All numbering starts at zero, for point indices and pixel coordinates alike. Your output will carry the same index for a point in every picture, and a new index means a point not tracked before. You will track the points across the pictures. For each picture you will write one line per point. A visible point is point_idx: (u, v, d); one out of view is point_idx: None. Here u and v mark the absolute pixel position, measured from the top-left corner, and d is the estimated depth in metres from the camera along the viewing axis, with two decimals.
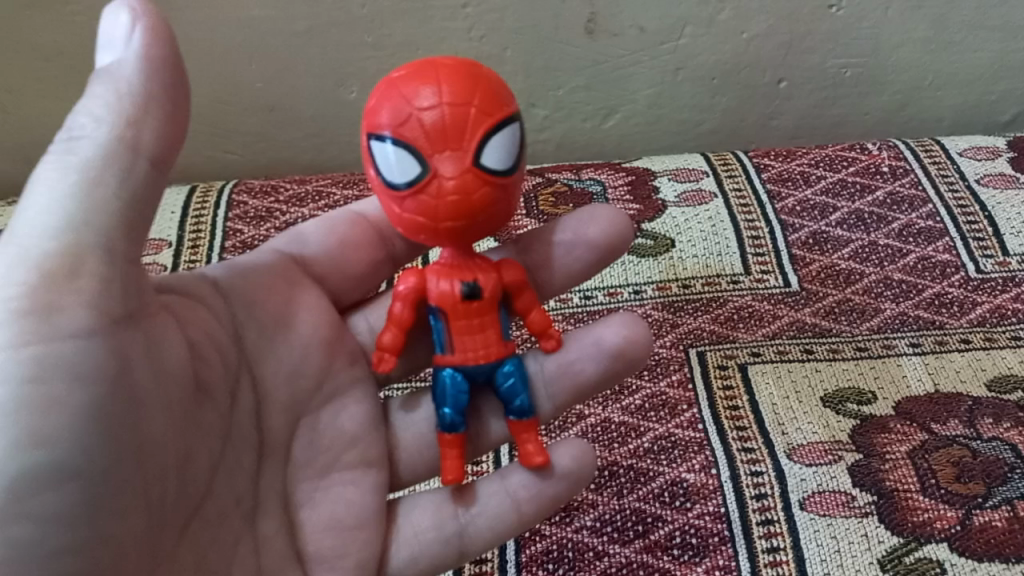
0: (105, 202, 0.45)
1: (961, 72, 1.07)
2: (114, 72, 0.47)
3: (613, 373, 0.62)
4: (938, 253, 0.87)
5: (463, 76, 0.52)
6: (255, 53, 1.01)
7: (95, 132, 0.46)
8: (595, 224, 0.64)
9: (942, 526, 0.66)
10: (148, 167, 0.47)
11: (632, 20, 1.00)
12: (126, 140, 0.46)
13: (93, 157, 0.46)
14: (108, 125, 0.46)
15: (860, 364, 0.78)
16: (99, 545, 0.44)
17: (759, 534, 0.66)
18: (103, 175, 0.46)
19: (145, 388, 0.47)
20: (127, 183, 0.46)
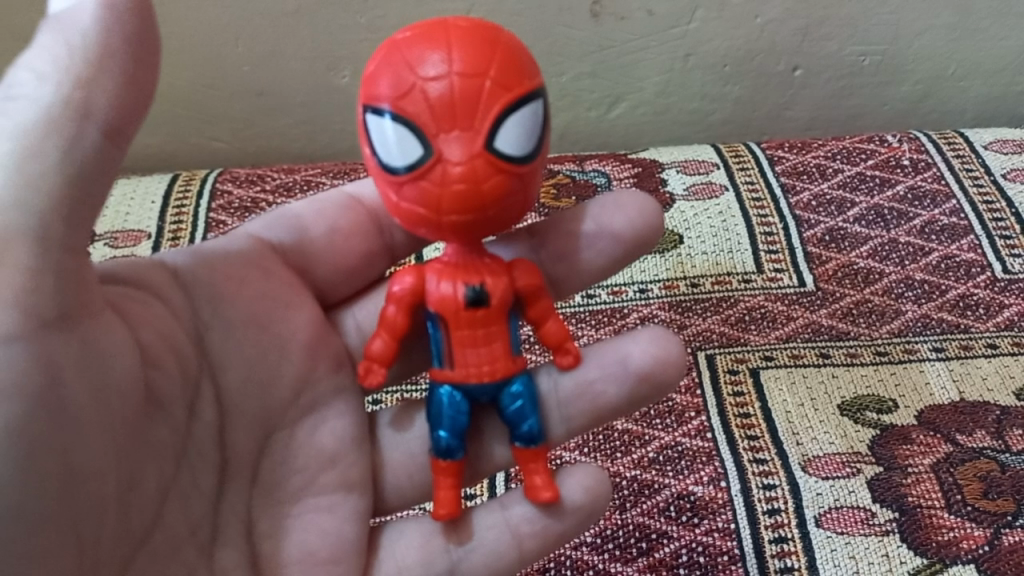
0: (45, 175, 0.41)
1: (987, 62, 1.02)
2: (66, 22, 0.43)
3: (637, 396, 0.57)
4: (962, 252, 0.82)
5: (479, 42, 0.47)
6: (243, 34, 0.97)
7: (35, 90, 0.42)
8: (622, 214, 0.59)
9: (969, 546, 0.61)
10: (97, 135, 0.43)
11: (640, 3, 0.95)
12: (74, 104, 0.42)
13: (33, 120, 0.41)
14: (52, 84, 0.42)
15: (880, 369, 0.73)
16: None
17: (771, 552, 0.61)
18: (45, 145, 0.41)
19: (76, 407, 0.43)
20: (73, 153, 0.42)
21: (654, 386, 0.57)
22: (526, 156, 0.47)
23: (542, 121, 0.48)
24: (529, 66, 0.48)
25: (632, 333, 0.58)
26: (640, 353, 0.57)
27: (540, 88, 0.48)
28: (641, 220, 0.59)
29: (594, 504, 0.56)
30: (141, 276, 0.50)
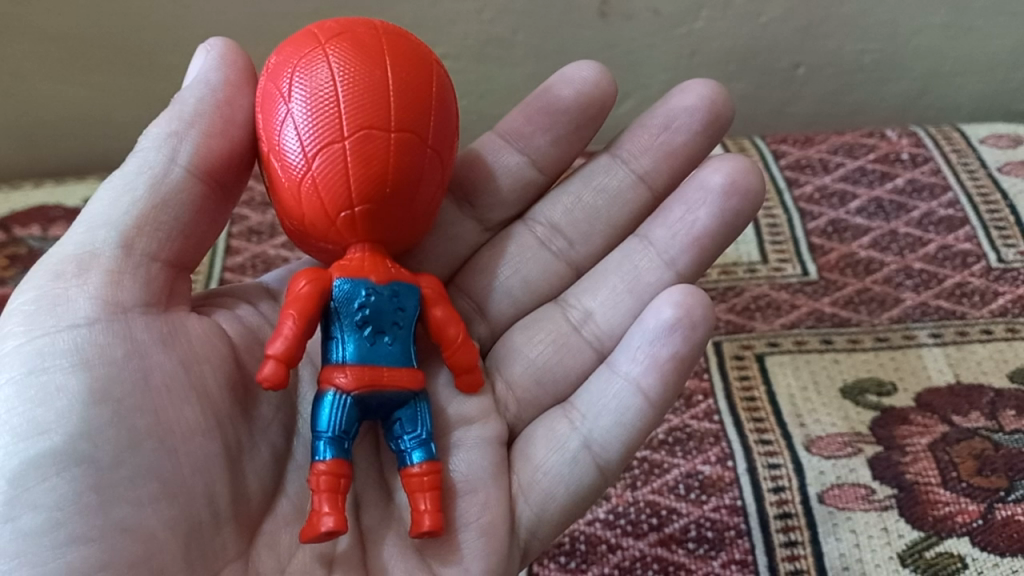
0: (149, 205, 0.52)
1: (982, 59, 1.05)
2: (181, 100, 0.55)
3: (725, 212, 0.62)
4: (959, 242, 0.85)
5: (350, 38, 0.54)
6: (263, 35, 1.01)
7: (146, 159, 0.54)
8: (697, 90, 0.66)
9: (963, 520, 0.64)
10: (194, 181, 0.54)
11: (646, 3, 0.99)
12: (170, 157, 0.53)
13: (145, 182, 0.53)
14: (165, 144, 0.54)
15: (880, 354, 0.77)
16: (118, 534, 0.46)
17: (777, 527, 0.65)
18: (151, 187, 0.53)
19: (161, 378, 0.50)
20: (166, 192, 0.53)
21: (743, 202, 0.62)
22: (297, 149, 0.52)
23: (351, 91, 0.52)
24: (396, 92, 0.52)
25: (705, 162, 0.64)
26: (713, 169, 0.63)
27: (369, 76, 0.52)
28: (591, 73, 0.66)
29: (706, 332, 0.57)
30: (237, 289, 0.61)
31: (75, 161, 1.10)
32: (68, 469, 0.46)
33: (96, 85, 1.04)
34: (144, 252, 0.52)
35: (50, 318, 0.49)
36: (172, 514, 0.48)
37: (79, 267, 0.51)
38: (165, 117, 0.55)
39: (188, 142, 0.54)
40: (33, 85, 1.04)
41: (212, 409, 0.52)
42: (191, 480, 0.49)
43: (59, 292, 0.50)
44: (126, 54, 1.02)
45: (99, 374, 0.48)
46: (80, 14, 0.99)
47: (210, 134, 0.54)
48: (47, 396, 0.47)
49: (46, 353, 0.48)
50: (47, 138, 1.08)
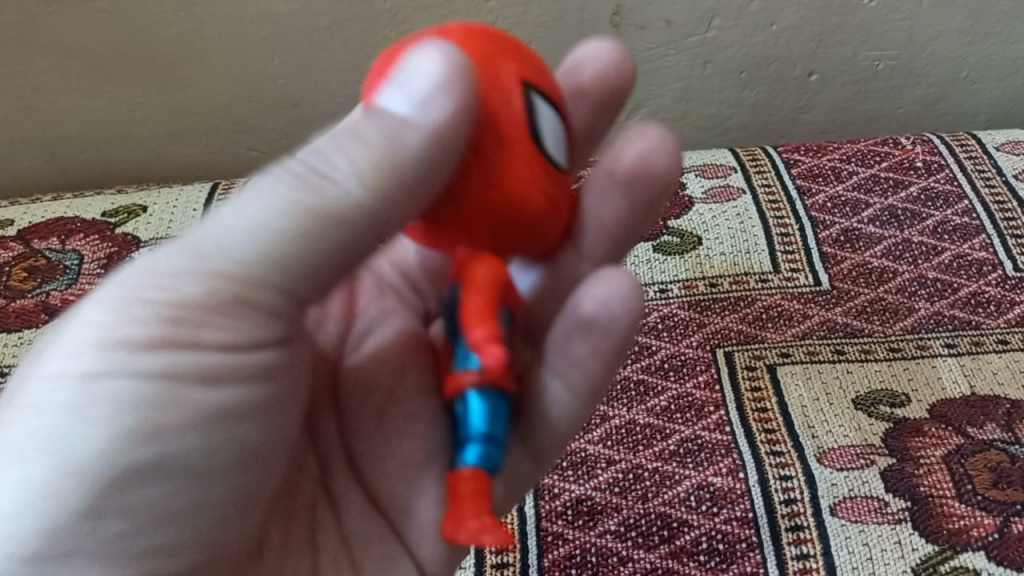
0: (309, 254, 0.42)
1: (999, 64, 1.04)
2: (311, 175, 0.42)
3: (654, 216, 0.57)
4: (974, 251, 0.85)
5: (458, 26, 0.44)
6: (279, 48, 1.01)
7: (342, 178, 0.41)
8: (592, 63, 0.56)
9: (978, 533, 0.63)
10: (362, 237, 0.43)
11: (659, 13, 0.99)
12: (368, 207, 0.42)
13: (331, 205, 0.41)
14: (359, 177, 0.41)
15: (893, 365, 0.76)
16: (204, 549, 0.46)
17: (788, 540, 0.64)
18: (324, 230, 0.41)
19: (270, 422, 0.47)
20: (338, 245, 0.42)
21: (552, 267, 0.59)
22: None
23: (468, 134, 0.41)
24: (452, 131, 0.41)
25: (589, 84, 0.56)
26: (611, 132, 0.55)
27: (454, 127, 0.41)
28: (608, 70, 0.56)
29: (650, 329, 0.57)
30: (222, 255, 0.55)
31: (93, 173, 1.11)
32: (161, 492, 0.42)
33: (114, 99, 1.06)
34: (269, 301, 0.43)
35: (165, 341, 0.41)
36: (251, 518, 0.49)
37: (227, 304, 0.42)
38: (356, 140, 0.41)
39: (363, 195, 0.41)
40: (51, 98, 1.06)
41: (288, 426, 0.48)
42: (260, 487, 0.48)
43: (177, 321, 0.41)
44: (142, 67, 1.03)
45: (219, 399, 0.43)
46: (97, 28, 1.01)
47: (400, 198, 0.41)
48: (167, 426, 0.41)
49: (169, 378, 0.41)
50: (66, 150, 1.10)
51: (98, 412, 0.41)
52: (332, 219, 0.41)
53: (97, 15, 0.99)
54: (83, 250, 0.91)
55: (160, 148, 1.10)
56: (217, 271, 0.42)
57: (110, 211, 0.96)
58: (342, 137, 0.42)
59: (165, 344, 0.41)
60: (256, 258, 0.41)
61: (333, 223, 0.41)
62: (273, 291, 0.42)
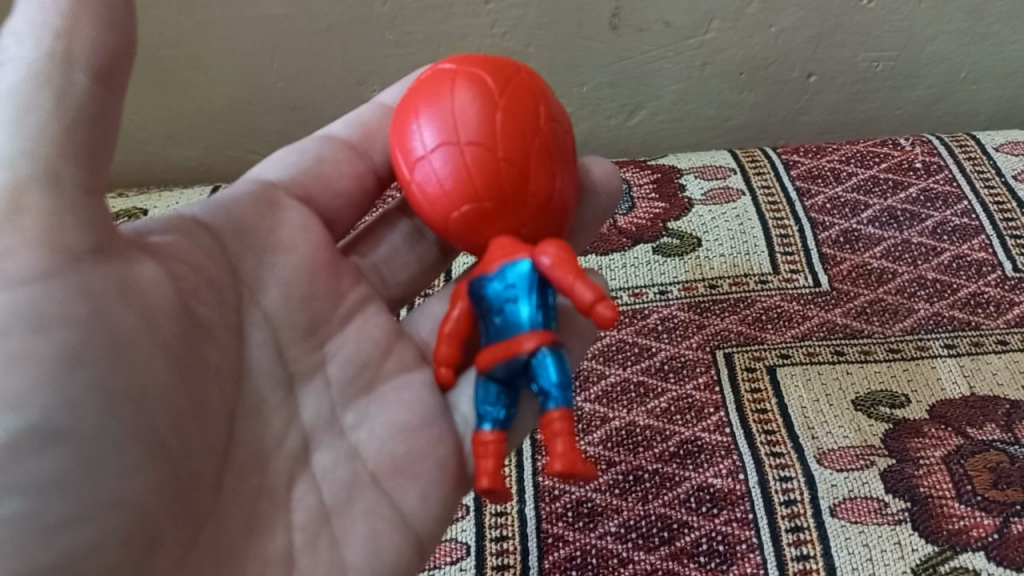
0: (37, 128, 0.45)
1: (998, 65, 1.04)
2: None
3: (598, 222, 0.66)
4: (973, 252, 0.85)
5: (485, 64, 0.56)
6: (278, 51, 1.02)
7: (21, 52, 0.46)
8: None
9: (978, 534, 0.64)
10: (85, 82, 0.47)
11: (658, 15, 0.99)
12: (58, 54, 0.46)
13: (20, 77, 0.45)
14: (32, 43, 0.46)
15: (893, 365, 0.76)
16: (113, 509, 0.44)
17: (788, 541, 0.64)
18: (36, 99, 0.45)
19: (127, 335, 0.47)
20: (66, 104, 0.46)
21: None
22: (427, 144, 0.54)
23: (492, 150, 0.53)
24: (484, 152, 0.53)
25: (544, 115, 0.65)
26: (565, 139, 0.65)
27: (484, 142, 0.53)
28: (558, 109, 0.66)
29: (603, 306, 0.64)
30: (167, 222, 0.55)
31: None
32: (43, 456, 0.42)
33: None
34: (47, 199, 0.45)
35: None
36: (164, 477, 0.47)
37: (15, 198, 0.44)
38: (32, 9, 0.47)
39: (41, 47, 0.46)
40: None
41: (182, 367, 0.50)
42: (176, 436, 0.48)
43: (5, 207, 0.44)
44: (143, 71, 1.04)
45: (77, 285, 0.46)
46: None
47: (88, 36, 0.47)
48: (43, 318, 0.44)
49: (16, 307, 0.43)
50: None
51: None
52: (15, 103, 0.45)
53: None
54: None
55: (161, 152, 1.10)
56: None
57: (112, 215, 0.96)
58: (7, 36, 0.47)
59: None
60: (18, 153, 0.45)
61: (45, 94, 0.45)
62: (36, 165, 0.45)
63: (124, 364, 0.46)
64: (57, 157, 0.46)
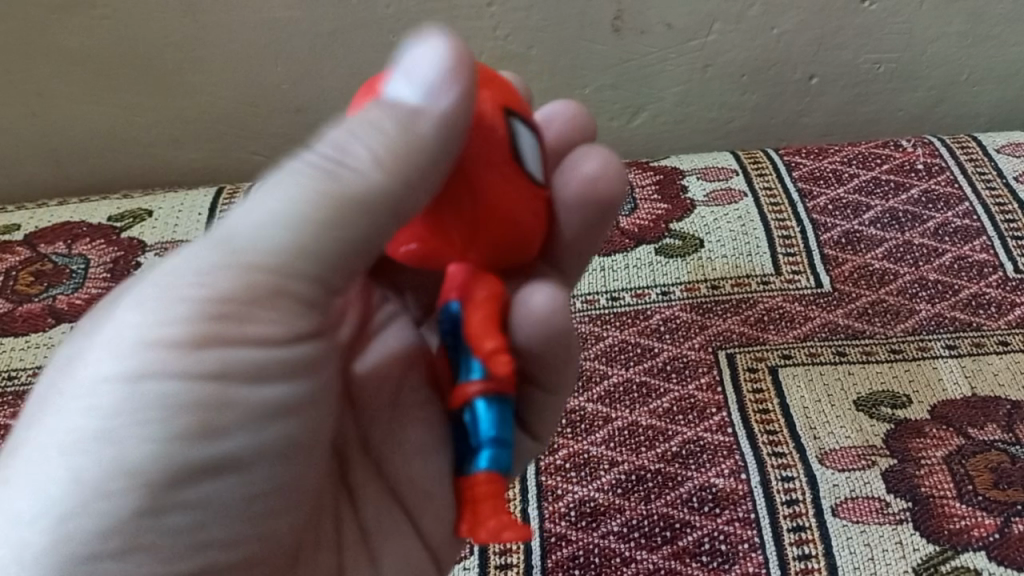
0: (313, 233, 0.44)
1: (999, 67, 1.05)
2: (339, 166, 0.44)
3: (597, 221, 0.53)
4: (974, 253, 0.85)
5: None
6: (282, 54, 1.02)
7: (361, 149, 0.44)
8: None
9: (979, 534, 0.64)
10: (383, 218, 0.45)
11: (659, 17, 0.99)
12: (374, 181, 0.44)
13: (353, 189, 0.44)
14: (377, 148, 0.44)
15: (894, 366, 0.76)
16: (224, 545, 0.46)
17: (790, 540, 0.65)
18: (311, 197, 0.44)
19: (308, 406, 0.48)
20: (356, 226, 0.44)
21: None
22: None
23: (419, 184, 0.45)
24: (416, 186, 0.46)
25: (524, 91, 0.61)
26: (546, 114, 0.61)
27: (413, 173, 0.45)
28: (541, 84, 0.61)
29: None
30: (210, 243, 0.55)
31: (100, 179, 1.12)
32: (200, 507, 0.44)
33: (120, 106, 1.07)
34: (270, 286, 0.44)
35: (207, 332, 0.43)
36: (284, 520, 0.49)
37: (227, 296, 0.44)
38: (401, 120, 0.44)
39: (382, 168, 0.44)
40: (59, 106, 1.07)
41: (316, 466, 0.50)
42: (281, 520, 0.49)
43: (226, 303, 0.44)
44: (147, 74, 1.04)
45: (273, 400, 0.46)
46: (103, 35, 1.01)
47: (418, 179, 0.44)
48: (220, 421, 0.44)
49: (220, 385, 0.44)
50: (73, 156, 1.11)
51: (145, 418, 0.42)
52: (360, 202, 0.44)
53: (101, 22, 1.00)
54: (89, 254, 0.92)
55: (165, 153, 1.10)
56: (249, 264, 0.44)
57: (116, 216, 0.97)
58: (364, 125, 0.44)
59: (206, 335, 0.43)
60: (273, 247, 0.44)
61: (356, 204, 0.44)
62: (275, 267, 0.44)
63: (260, 465, 0.46)
64: (324, 274, 0.45)
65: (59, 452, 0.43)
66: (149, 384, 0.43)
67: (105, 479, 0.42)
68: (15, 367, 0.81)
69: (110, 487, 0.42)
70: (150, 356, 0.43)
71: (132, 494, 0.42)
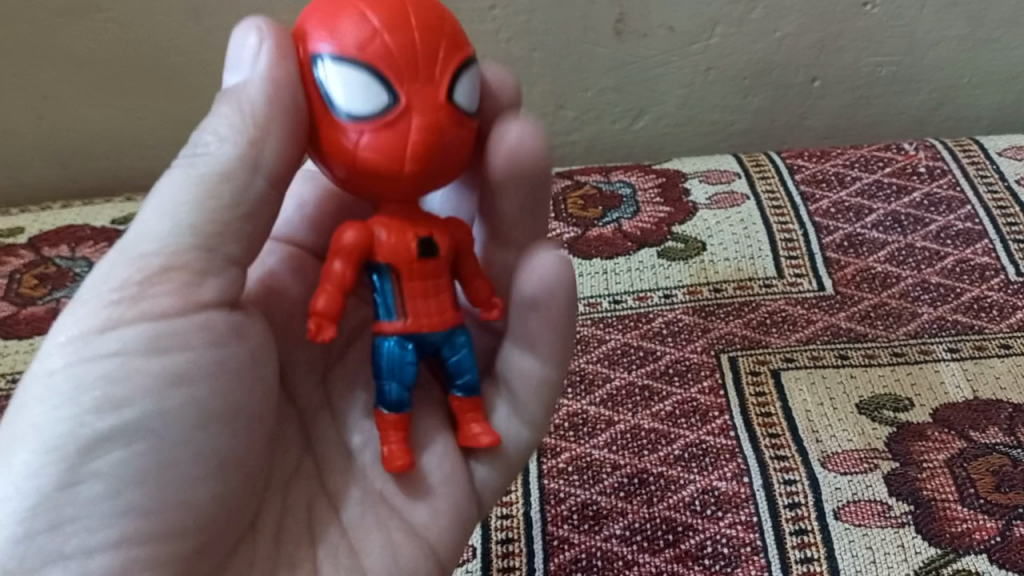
0: (202, 211, 0.47)
1: (1000, 70, 1.05)
2: (203, 159, 0.47)
3: (546, 185, 0.55)
4: (976, 256, 0.85)
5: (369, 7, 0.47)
6: None
7: (218, 148, 0.47)
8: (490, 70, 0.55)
9: (981, 537, 0.64)
10: (254, 186, 0.48)
11: (662, 20, 0.99)
12: (247, 158, 0.47)
13: (215, 172, 0.47)
14: (231, 142, 0.47)
15: (896, 369, 0.76)
16: (179, 509, 0.47)
17: (792, 544, 0.65)
18: (215, 186, 0.47)
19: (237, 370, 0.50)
20: (233, 197, 0.47)
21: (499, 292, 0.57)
22: None
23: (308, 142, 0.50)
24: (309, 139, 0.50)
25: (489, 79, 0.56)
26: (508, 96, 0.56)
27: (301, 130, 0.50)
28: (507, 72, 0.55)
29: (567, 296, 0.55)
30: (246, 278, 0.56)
31: (103, 182, 1.13)
32: (137, 465, 0.46)
33: (123, 108, 1.07)
34: (196, 261, 0.47)
35: (119, 312, 0.46)
36: (231, 486, 0.50)
37: (140, 275, 0.47)
38: (233, 115, 0.48)
39: (241, 142, 0.47)
40: (63, 108, 1.07)
41: (246, 435, 0.50)
42: (226, 483, 0.50)
43: (130, 284, 0.46)
44: (151, 76, 1.04)
45: (173, 369, 0.47)
46: (106, 38, 1.02)
47: (268, 137, 0.47)
48: (125, 388, 0.45)
49: (135, 353, 0.46)
50: (76, 159, 1.11)
51: (68, 393, 0.45)
52: (225, 174, 0.47)
53: (104, 25, 1.01)
54: (92, 257, 0.92)
55: (167, 155, 1.11)
56: (144, 254, 0.47)
57: (120, 219, 0.97)
58: (207, 133, 0.48)
59: (111, 318, 0.46)
60: (167, 230, 0.47)
61: (224, 178, 0.47)
62: (164, 249, 0.47)
63: (197, 429, 0.47)
64: (213, 246, 0.47)
65: (0, 463, 0.44)
66: (68, 368, 0.45)
67: (41, 452, 0.44)
68: (18, 370, 0.81)
69: (49, 458, 0.44)
70: (78, 345, 0.46)
71: (66, 457, 0.44)
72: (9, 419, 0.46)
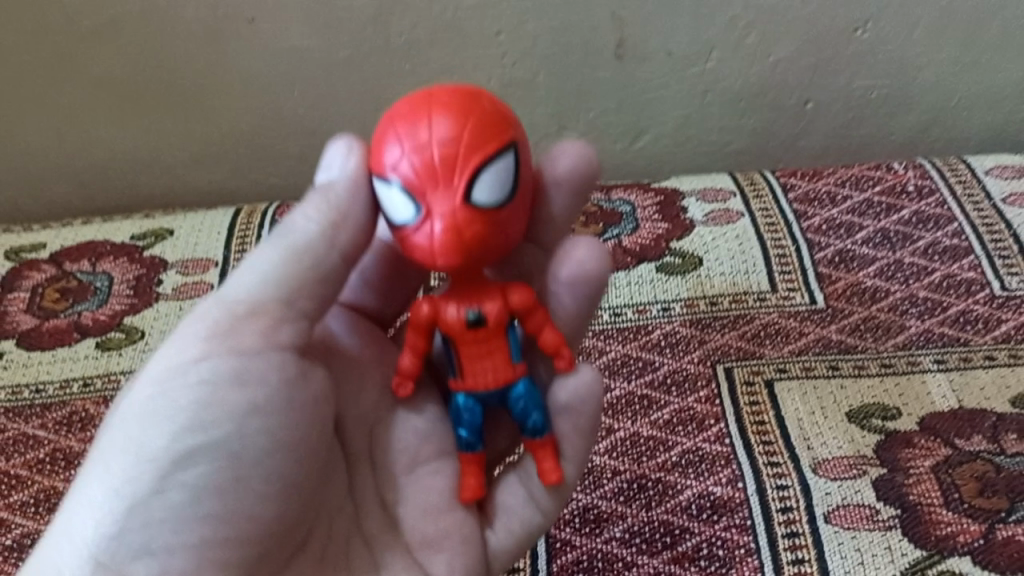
0: (287, 276, 0.53)
1: (987, 92, 1.09)
2: (291, 233, 0.53)
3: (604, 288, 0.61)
4: (963, 271, 0.88)
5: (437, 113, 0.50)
6: (297, 80, 1.06)
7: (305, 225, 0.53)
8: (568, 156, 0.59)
9: (965, 539, 0.67)
10: (332, 259, 0.53)
11: (660, 45, 1.03)
12: (327, 236, 0.53)
13: (300, 244, 0.53)
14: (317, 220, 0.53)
15: (885, 380, 0.80)
16: (245, 521, 0.53)
17: (784, 545, 0.68)
18: (298, 255, 0.53)
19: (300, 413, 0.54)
20: (316, 268, 0.53)
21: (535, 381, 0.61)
22: None
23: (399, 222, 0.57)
24: None
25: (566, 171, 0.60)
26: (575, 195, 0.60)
27: None
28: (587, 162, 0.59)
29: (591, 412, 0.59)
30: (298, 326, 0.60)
31: (121, 199, 1.17)
32: (211, 483, 0.52)
33: (142, 129, 1.11)
34: (277, 310, 0.53)
35: (209, 352, 0.53)
36: (288, 509, 0.55)
37: (230, 324, 0.53)
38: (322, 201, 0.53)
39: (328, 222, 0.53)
40: (84, 129, 1.11)
41: (305, 463, 0.55)
42: (284, 504, 0.55)
43: (222, 330, 0.53)
44: (169, 98, 1.09)
45: (251, 402, 0.52)
46: (126, 62, 1.06)
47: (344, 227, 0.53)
48: (208, 420, 0.52)
49: (218, 390, 0.52)
50: (96, 177, 1.15)
51: (163, 414, 0.52)
52: (309, 254, 0.53)
53: (125, 49, 1.05)
54: (112, 271, 0.96)
55: (183, 173, 1.14)
56: (235, 306, 0.53)
57: (139, 234, 1.01)
58: (297, 213, 0.54)
59: (203, 354, 0.53)
60: (254, 288, 0.53)
61: (309, 252, 0.53)
62: (251, 304, 0.53)
63: (267, 458, 0.53)
64: (292, 300, 0.53)
65: (103, 469, 0.52)
66: (168, 395, 0.52)
67: (139, 459, 0.52)
68: (42, 380, 0.84)
69: (140, 466, 0.51)
70: (174, 375, 0.53)
71: (156, 467, 0.51)
72: (113, 432, 0.53)
